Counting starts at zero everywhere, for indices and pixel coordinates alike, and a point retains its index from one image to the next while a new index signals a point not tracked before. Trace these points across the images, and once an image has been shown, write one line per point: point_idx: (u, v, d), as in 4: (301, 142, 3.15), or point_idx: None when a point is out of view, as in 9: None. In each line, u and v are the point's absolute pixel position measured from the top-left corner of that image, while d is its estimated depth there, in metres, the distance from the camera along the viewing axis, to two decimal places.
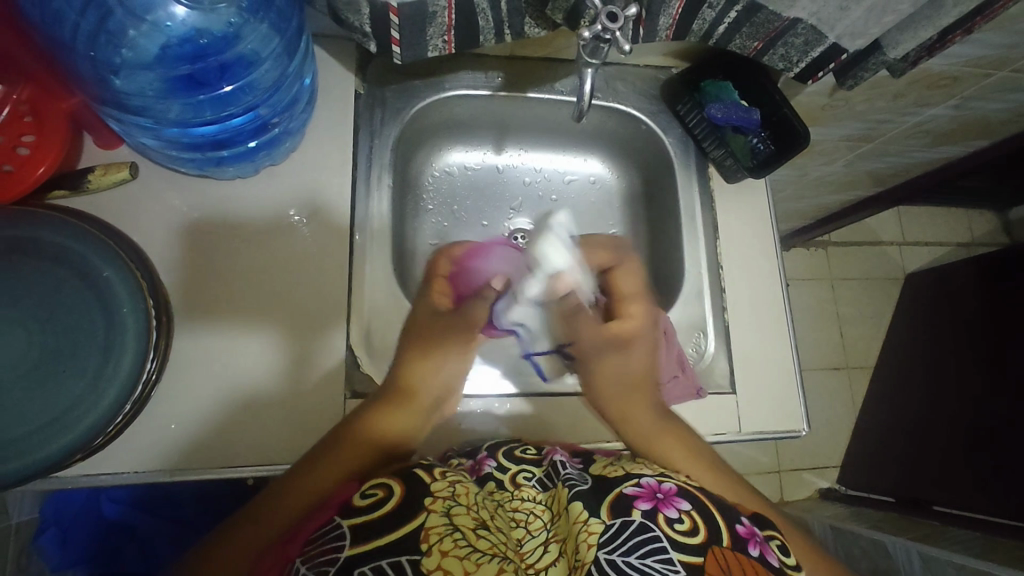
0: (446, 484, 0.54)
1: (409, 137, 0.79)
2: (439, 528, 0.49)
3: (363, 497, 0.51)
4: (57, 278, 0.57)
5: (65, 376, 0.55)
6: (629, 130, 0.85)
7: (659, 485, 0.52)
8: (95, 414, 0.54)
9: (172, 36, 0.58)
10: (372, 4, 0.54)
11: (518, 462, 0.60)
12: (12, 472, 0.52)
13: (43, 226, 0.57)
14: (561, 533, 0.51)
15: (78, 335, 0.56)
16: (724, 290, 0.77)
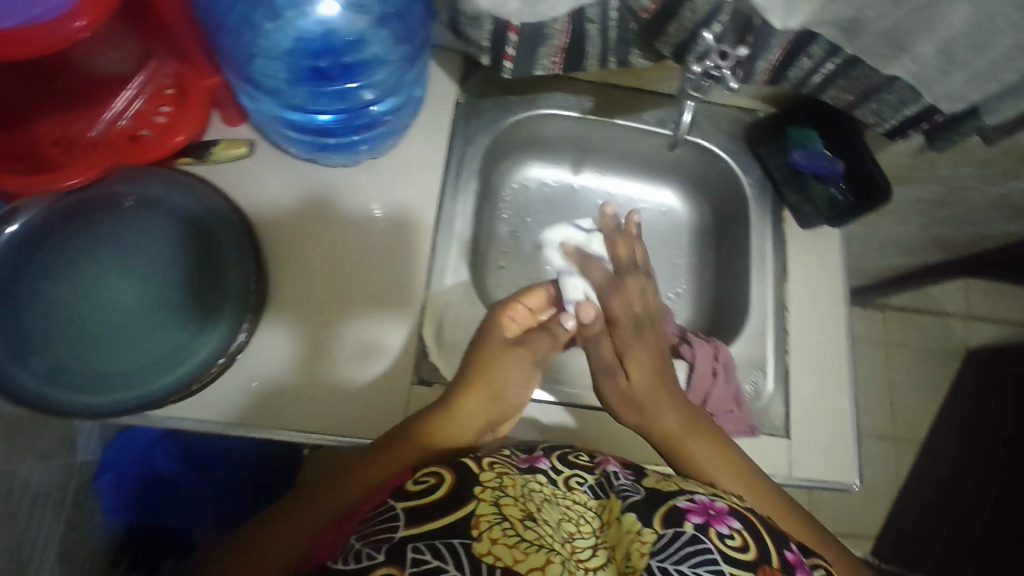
0: (496, 475, 0.56)
1: (497, 147, 0.83)
2: (488, 516, 0.51)
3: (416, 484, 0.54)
4: (180, 237, 0.64)
5: (176, 324, 0.61)
6: (708, 167, 0.87)
7: (712, 502, 0.53)
8: (195, 360, 0.60)
9: (309, 29, 0.63)
10: (495, 22, 0.59)
11: (571, 468, 0.61)
12: (118, 402, 0.57)
13: (172, 186, 0.64)
14: (612, 540, 0.52)
15: (190, 288, 0.62)
16: (787, 333, 0.78)
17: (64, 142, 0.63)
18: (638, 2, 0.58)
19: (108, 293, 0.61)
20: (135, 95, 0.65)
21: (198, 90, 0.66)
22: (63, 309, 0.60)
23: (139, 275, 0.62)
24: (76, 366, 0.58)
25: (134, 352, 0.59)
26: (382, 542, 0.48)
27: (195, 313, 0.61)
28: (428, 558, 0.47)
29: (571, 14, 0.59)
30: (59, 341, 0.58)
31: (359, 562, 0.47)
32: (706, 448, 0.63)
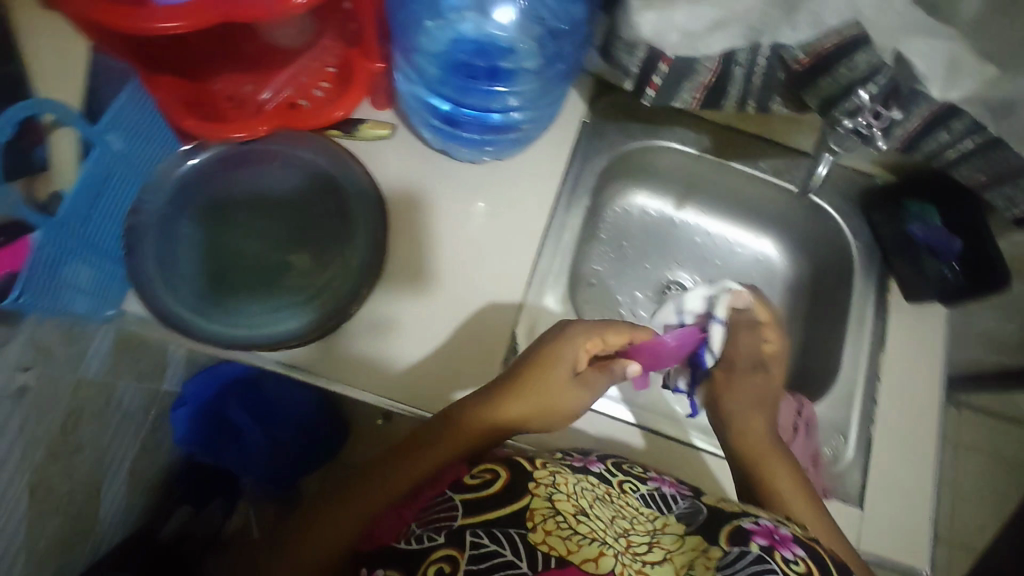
0: (549, 473, 0.59)
1: (611, 169, 0.86)
2: (543, 510, 0.55)
3: (473, 478, 0.57)
4: (319, 199, 0.70)
5: (305, 276, 0.67)
6: (817, 224, 0.86)
7: (777, 528, 0.54)
8: (313, 315, 0.65)
9: (473, 31, 0.69)
10: (650, 51, 0.62)
11: (624, 474, 0.63)
12: (244, 336, 0.63)
13: (316, 153, 0.70)
14: (667, 545, 0.55)
15: (321, 247, 0.68)
16: (875, 403, 0.76)
17: (236, 101, 0.70)
18: (792, 53, 0.60)
19: (248, 241, 0.68)
20: (300, 71, 0.72)
21: (361, 75, 0.72)
22: (211, 248, 0.67)
23: (277, 228, 0.69)
24: (213, 299, 0.65)
25: (262, 297, 0.66)
26: (441, 527, 0.53)
27: (321, 271, 0.68)
28: (485, 542, 0.52)
29: (723, 54, 0.62)
30: (203, 274, 0.66)
31: (420, 543, 0.53)
32: (788, 464, 0.68)
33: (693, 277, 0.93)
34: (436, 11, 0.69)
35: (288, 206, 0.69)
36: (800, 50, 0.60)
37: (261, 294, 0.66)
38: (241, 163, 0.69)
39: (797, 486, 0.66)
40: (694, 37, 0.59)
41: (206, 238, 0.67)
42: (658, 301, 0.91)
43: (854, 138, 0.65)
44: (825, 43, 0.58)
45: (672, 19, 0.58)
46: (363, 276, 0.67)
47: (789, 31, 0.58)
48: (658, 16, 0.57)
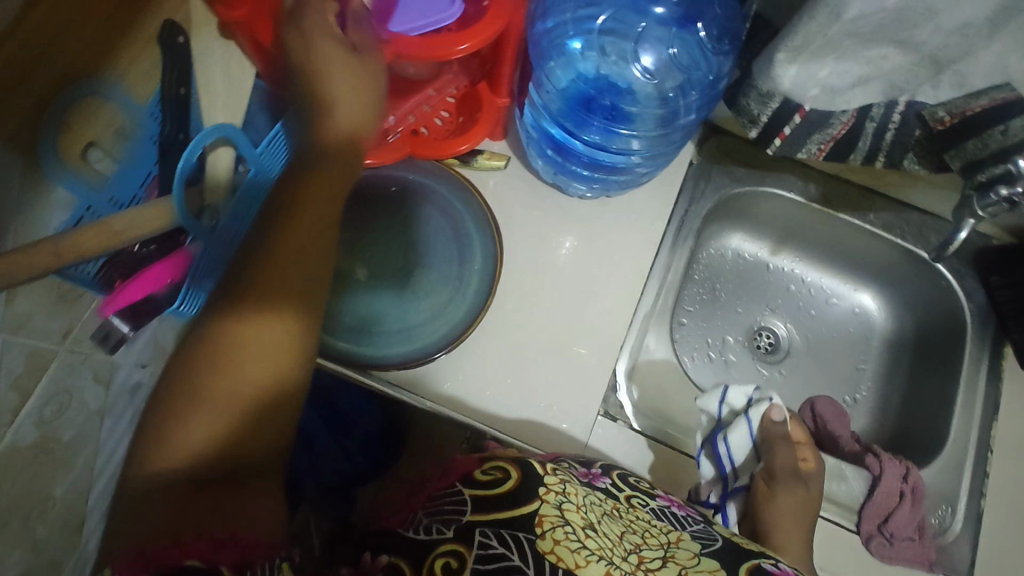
0: (559, 480, 0.59)
1: (714, 212, 0.86)
2: (551, 518, 0.55)
3: (484, 475, 0.59)
4: (439, 226, 0.73)
5: (419, 299, 0.71)
6: (924, 284, 0.84)
7: None
8: (426, 338, 0.69)
9: (601, 73, 0.71)
10: (786, 103, 0.62)
11: (633, 489, 0.63)
12: (363, 355, 0.68)
13: (438, 183, 0.74)
14: (681, 560, 0.55)
15: (437, 271, 0.72)
16: (987, 476, 0.72)
17: None
18: (934, 113, 0.61)
19: (368, 261, 0.72)
20: (426, 99, 0.74)
21: (489, 107, 0.73)
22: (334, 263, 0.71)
23: (396, 248, 0.73)
24: (332, 314, 0.69)
25: (376, 317, 0.70)
26: (450, 521, 0.55)
27: (436, 296, 0.71)
28: (494, 543, 0.52)
29: (858, 109, 0.62)
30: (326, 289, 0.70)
31: (428, 534, 0.54)
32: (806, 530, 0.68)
33: (786, 325, 0.92)
34: (561, 51, 0.71)
35: (409, 228, 0.73)
36: (943, 110, 0.60)
37: (376, 313, 0.70)
38: (368, 187, 0.74)
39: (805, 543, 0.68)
40: (834, 92, 0.60)
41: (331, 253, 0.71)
42: (749, 347, 0.90)
43: (1004, 207, 0.61)
44: (975, 104, 0.58)
45: (814, 74, 0.58)
46: (474, 305, 0.70)
47: (930, 90, 0.59)
48: (801, 69, 0.57)
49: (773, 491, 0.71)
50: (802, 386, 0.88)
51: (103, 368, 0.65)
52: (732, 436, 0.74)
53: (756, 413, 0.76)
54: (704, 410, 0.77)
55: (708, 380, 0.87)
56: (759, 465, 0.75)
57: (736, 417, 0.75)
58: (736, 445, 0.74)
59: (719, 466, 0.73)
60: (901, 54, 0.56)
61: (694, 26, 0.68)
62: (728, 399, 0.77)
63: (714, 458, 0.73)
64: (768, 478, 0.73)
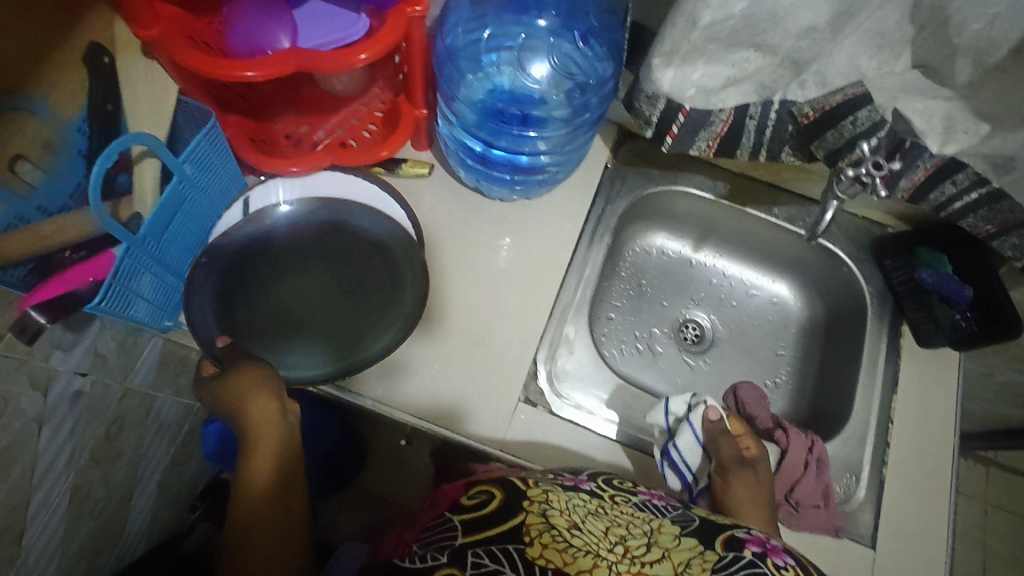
0: (542, 491, 0.64)
1: (633, 211, 0.91)
2: (538, 526, 0.60)
3: (469, 499, 0.64)
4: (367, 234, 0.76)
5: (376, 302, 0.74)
6: (829, 271, 0.90)
7: (768, 538, 0.60)
8: (384, 331, 0.73)
9: (507, 86, 0.77)
10: (669, 104, 0.68)
11: (615, 487, 0.67)
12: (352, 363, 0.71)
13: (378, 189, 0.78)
14: (664, 543, 0.59)
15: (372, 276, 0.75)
16: (888, 444, 0.77)
17: (294, 139, 0.80)
18: (800, 108, 0.66)
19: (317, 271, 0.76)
20: (352, 113, 0.81)
21: (406, 116, 0.77)
22: (279, 283, 0.74)
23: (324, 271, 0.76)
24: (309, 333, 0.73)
25: (334, 324, 0.74)
26: (444, 547, 0.58)
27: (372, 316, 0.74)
28: (486, 562, 0.56)
29: (736, 108, 0.68)
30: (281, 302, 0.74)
31: (425, 562, 0.58)
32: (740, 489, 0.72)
33: (709, 317, 0.97)
34: (470, 68, 0.77)
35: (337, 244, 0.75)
36: (807, 105, 0.65)
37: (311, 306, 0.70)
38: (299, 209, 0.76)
39: (759, 497, 0.71)
40: (709, 92, 0.66)
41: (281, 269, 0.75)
42: (674, 338, 0.95)
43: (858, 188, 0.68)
44: (831, 99, 0.64)
45: (687, 76, 0.64)
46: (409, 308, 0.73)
47: (798, 90, 0.65)
48: (677, 72, 0.63)
49: (728, 483, 0.72)
50: (725, 373, 0.93)
51: (39, 374, 0.62)
52: (684, 446, 0.74)
53: (696, 418, 0.76)
54: (654, 424, 0.77)
55: (635, 371, 0.92)
56: (711, 464, 0.75)
57: (680, 424, 0.76)
58: (688, 453, 0.74)
59: (683, 476, 0.74)
60: (761, 56, 0.62)
61: (572, 35, 0.76)
62: (671, 408, 0.78)
63: (675, 470, 0.73)
64: (720, 473, 0.73)
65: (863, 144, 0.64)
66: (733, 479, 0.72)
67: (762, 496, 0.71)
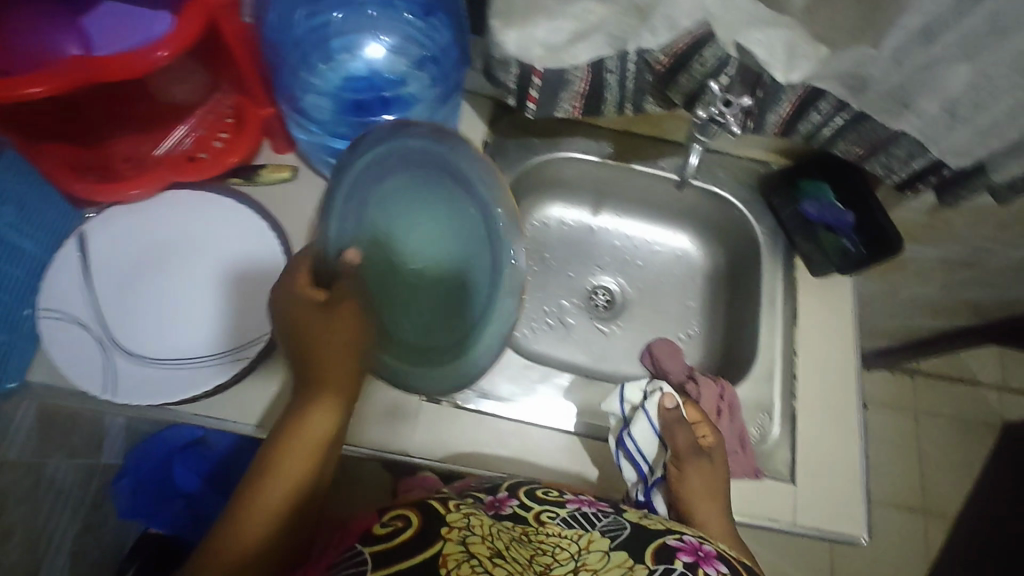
0: (462, 516, 0.60)
1: (522, 185, 0.88)
2: (456, 555, 0.56)
3: (383, 527, 0.59)
4: (449, 192, 0.61)
5: (452, 299, 0.63)
6: (722, 217, 0.91)
7: (700, 544, 0.59)
8: (467, 357, 0.60)
9: (356, 73, 0.69)
10: (521, 68, 0.65)
11: (540, 503, 0.63)
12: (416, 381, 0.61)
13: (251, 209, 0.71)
14: (593, 565, 0.56)
15: (467, 237, 0.62)
16: (795, 378, 0.79)
17: (134, 160, 0.72)
18: (654, 55, 0.65)
19: (204, 301, 0.68)
20: (199, 123, 0.74)
21: (253, 119, 0.73)
22: (403, 244, 0.63)
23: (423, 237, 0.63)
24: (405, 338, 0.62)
25: (438, 337, 0.62)
26: None
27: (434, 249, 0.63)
28: None
29: (590, 63, 0.65)
30: (161, 343, 0.65)
31: None
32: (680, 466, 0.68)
33: (617, 280, 0.96)
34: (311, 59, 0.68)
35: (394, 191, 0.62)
36: (660, 52, 0.64)
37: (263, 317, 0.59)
38: (433, 179, 0.61)
39: (710, 479, 0.67)
40: (557, 50, 0.63)
41: (160, 304, 0.67)
42: (585, 307, 0.93)
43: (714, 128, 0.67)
44: (680, 42, 0.62)
45: (532, 35, 0.61)
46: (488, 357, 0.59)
47: (649, 36, 0.62)
48: (519, 33, 0.61)
49: (682, 473, 0.67)
50: (639, 334, 0.92)
51: None
52: (636, 434, 0.70)
53: (652, 405, 0.71)
54: (610, 412, 0.73)
55: (551, 347, 0.90)
56: (668, 453, 0.69)
57: (635, 412, 0.71)
58: (646, 443, 0.70)
59: (638, 466, 0.69)
60: (601, 6, 0.59)
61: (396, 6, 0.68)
62: (626, 396, 0.73)
63: (628, 460, 0.69)
64: (675, 461, 0.68)
65: (712, 83, 0.64)
66: (689, 470, 0.67)
67: (719, 490, 0.67)
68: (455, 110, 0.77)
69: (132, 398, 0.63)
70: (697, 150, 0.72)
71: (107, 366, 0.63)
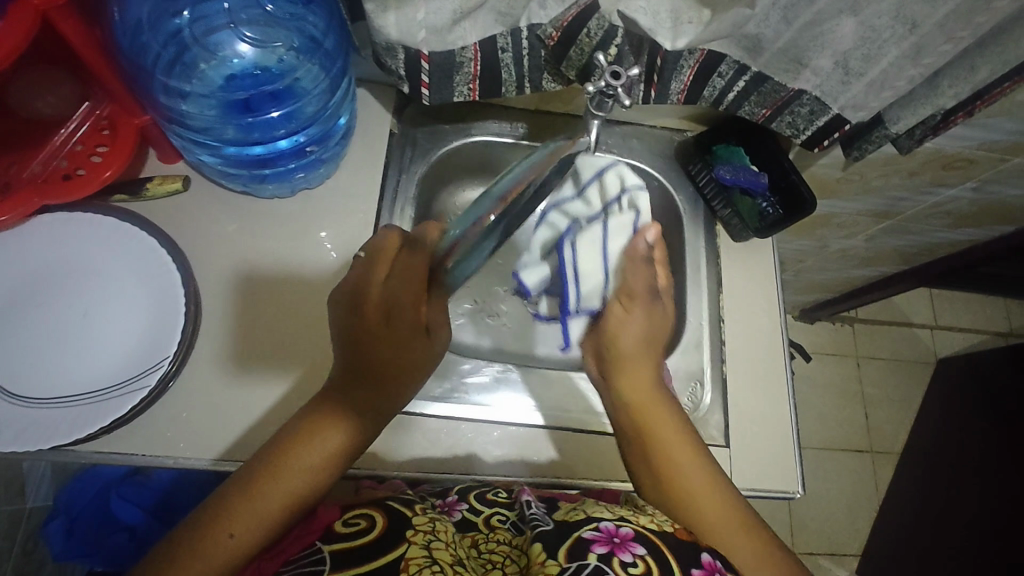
0: (428, 519, 0.60)
1: (437, 173, 0.85)
2: (419, 559, 0.54)
3: (347, 525, 0.57)
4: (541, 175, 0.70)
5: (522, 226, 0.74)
6: (644, 189, 0.90)
7: (616, 529, 0.56)
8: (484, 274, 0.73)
9: (235, 70, 0.65)
10: (408, 52, 0.62)
11: (492, 506, 0.67)
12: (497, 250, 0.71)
13: (138, 228, 0.66)
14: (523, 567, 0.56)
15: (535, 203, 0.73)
16: (724, 343, 0.80)
17: (0, 184, 0.65)
18: (544, 30, 0.62)
19: (95, 331, 0.63)
20: (70, 138, 0.68)
21: (127, 128, 0.67)
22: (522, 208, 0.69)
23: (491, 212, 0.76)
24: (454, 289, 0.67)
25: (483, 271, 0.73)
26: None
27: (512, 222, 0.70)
28: None
29: (480, 43, 0.63)
30: (48, 380, 0.60)
31: None
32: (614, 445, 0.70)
33: None
34: (181, 61, 0.63)
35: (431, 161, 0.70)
36: (549, 26, 0.61)
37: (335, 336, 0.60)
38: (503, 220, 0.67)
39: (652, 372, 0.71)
40: (440, 31, 0.60)
41: (45, 338, 0.62)
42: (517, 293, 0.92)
43: (607, 102, 0.64)
44: (568, 14, 0.60)
45: (412, 18, 0.58)
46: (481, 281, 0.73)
47: (539, 10, 0.60)
48: (398, 16, 0.57)
49: (628, 313, 0.73)
50: None
51: None
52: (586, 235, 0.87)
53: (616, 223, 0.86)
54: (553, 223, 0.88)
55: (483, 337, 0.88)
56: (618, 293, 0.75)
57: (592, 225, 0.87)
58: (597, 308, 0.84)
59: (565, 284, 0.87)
60: None
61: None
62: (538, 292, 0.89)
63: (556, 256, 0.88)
64: (624, 300, 0.74)
65: (601, 55, 0.61)
66: (648, 403, 0.68)
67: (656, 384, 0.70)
68: (349, 101, 0.74)
69: (15, 444, 0.57)
70: (592, 127, 0.68)
71: None
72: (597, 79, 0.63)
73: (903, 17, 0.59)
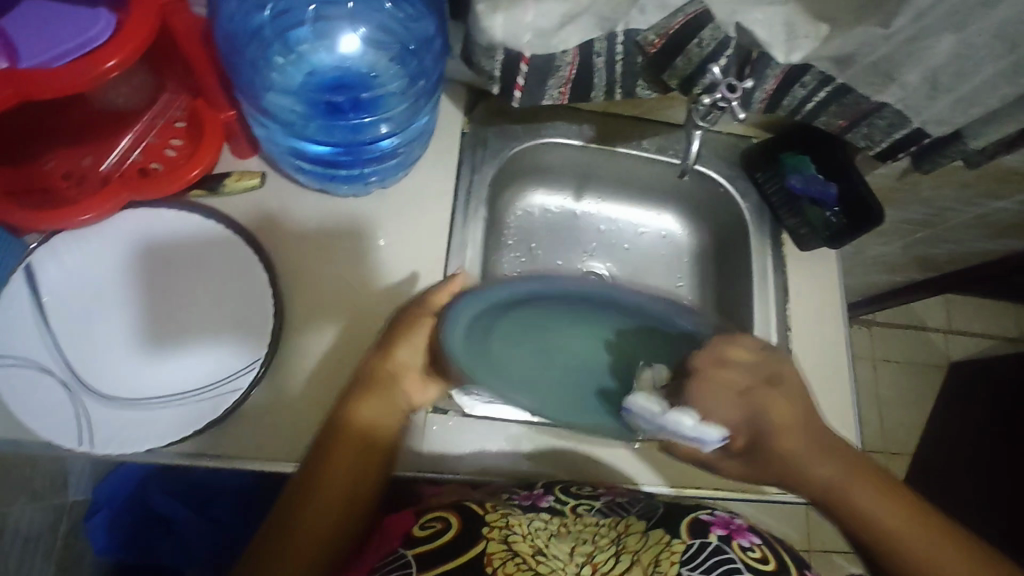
0: (500, 514, 0.61)
1: (504, 175, 0.83)
2: (501, 553, 0.57)
3: (423, 529, 0.60)
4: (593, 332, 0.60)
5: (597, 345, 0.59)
6: (707, 194, 0.90)
7: (732, 517, 0.63)
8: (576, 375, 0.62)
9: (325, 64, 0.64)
10: (508, 53, 0.61)
11: (576, 496, 0.65)
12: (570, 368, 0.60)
13: (227, 229, 0.65)
14: (632, 547, 0.60)
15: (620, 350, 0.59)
16: (791, 352, 0.80)
17: (75, 177, 0.63)
18: (645, 37, 0.61)
19: (189, 326, 0.63)
20: (146, 130, 0.65)
21: (211, 125, 0.65)
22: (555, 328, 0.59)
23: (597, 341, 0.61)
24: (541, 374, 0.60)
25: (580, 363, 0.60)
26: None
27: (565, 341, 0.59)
28: None
29: (579, 47, 0.62)
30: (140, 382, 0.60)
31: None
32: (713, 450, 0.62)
33: (606, 265, 0.93)
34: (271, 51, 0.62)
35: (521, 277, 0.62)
36: (651, 33, 0.60)
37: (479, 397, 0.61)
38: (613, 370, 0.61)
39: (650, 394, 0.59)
40: (546, 34, 0.58)
41: (132, 340, 0.62)
42: None
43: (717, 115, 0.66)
44: (673, 22, 0.59)
45: (520, 20, 0.56)
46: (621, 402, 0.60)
47: (639, 16, 0.59)
48: (506, 18, 0.56)
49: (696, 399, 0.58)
50: None
51: None
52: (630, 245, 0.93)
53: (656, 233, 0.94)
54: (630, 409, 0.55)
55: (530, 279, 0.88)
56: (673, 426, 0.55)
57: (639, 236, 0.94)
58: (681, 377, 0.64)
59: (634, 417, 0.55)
60: None
61: None
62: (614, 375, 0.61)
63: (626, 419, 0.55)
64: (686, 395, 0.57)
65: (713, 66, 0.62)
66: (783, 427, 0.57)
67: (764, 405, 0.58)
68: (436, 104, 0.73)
69: (113, 447, 0.57)
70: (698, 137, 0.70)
71: (78, 416, 0.58)
72: (708, 90, 0.64)
73: (1005, 37, 0.59)
